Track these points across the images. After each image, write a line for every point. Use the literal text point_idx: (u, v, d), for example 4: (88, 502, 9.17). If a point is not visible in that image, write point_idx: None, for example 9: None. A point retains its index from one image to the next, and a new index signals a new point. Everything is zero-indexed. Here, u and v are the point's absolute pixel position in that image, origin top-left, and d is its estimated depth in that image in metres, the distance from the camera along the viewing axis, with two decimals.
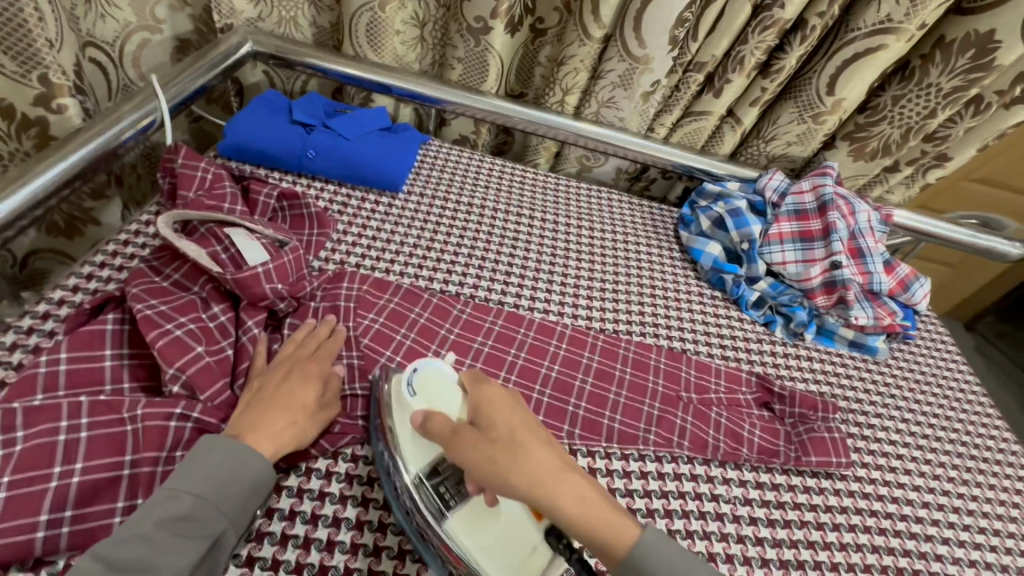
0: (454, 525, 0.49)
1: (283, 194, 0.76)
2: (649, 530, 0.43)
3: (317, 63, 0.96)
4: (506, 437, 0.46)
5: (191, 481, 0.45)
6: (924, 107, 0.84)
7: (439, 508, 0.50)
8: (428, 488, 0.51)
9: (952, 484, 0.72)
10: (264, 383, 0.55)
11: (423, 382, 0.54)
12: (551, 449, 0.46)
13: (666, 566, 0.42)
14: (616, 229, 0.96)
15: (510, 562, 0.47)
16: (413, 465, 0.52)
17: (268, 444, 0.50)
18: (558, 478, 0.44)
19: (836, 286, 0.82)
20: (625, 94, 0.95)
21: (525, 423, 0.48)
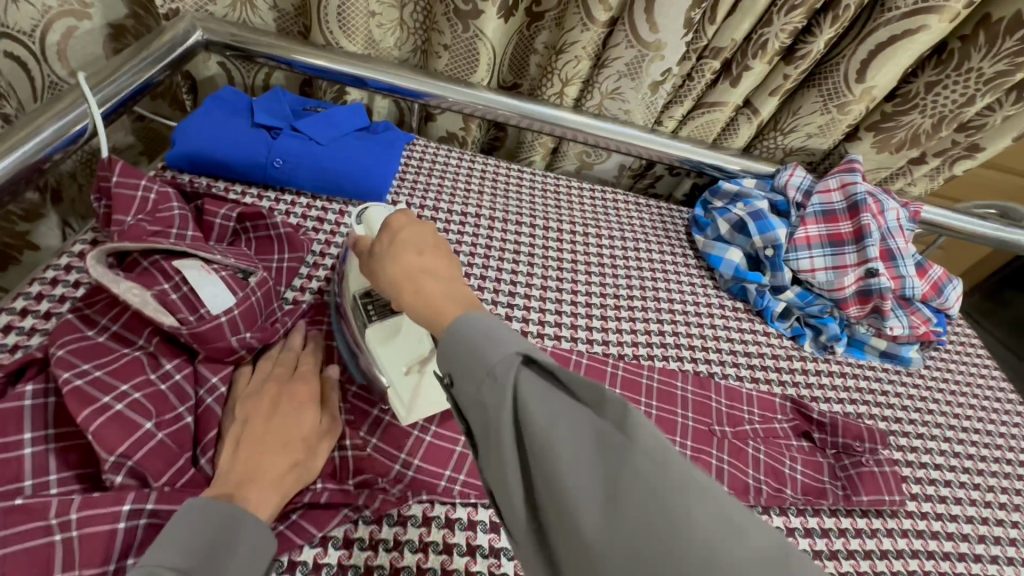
0: (371, 336, 0.52)
1: (243, 214, 0.63)
2: (479, 314, 0.37)
3: (281, 54, 0.84)
4: (386, 242, 0.46)
5: (175, 553, 0.36)
6: (960, 95, 0.77)
7: (363, 321, 0.53)
8: (359, 303, 0.54)
9: (1004, 510, 0.66)
10: (249, 414, 0.47)
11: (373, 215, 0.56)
12: (428, 255, 0.44)
13: (469, 334, 0.35)
14: (626, 235, 0.86)
15: (406, 359, 0.51)
16: (350, 286, 0.55)
17: (271, 492, 0.43)
18: (411, 276, 0.42)
19: (872, 295, 0.75)
20: (632, 85, 0.85)
21: (415, 233, 0.46)
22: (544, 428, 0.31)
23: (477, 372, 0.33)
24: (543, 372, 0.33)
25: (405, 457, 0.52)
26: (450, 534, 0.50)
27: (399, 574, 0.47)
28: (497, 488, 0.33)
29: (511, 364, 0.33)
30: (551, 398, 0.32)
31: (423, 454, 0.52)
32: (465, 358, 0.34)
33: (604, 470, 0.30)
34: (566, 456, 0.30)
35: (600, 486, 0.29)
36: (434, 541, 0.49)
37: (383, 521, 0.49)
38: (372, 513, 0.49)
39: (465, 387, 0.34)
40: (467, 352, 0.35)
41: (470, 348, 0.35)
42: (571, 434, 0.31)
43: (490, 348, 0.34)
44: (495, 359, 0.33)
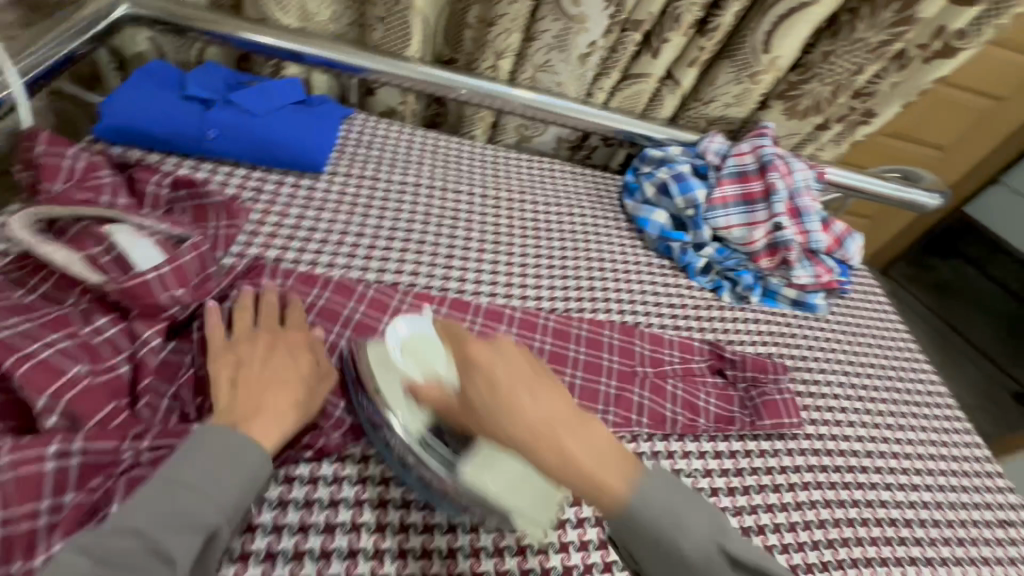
0: (468, 472, 0.48)
1: (176, 181, 0.65)
2: (655, 478, 0.42)
3: (214, 29, 0.83)
4: (482, 389, 0.41)
5: (184, 473, 0.42)
6: (853, 63, 0.86)
7: (446, 459, 0.50)
8: (432, 447, 0.51)
9: (890, 430, 0.75)
10: (243, 357, 0.52)
11: (411, 347, 0.53)
12: (549, 401, 0.41)
13: (659, 518, 0.40)
14: (561, 202, 0.91)
15: (524, 494, 0.48)
16: (409, 420, 0.51)
17: (273, 428, 0.48)
18: (551, 435, 0.40)
19: (779, 248, 0.83)
20: (562, 57, 0.89)
21: (511, 366, 0.42)
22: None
23: (671, 561, 0.40)
24: (742, 566, 0.40)
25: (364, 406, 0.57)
26: (387, 471, 0.57)
27: (337, 505, 0.54)
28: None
29: (711, 555, 0.40)
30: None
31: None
32: (655, 546, 0.40)
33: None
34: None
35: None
36: (372, 476, 0.56)
37: (322, 460, 0.56)
38: (311, 454, 0.55)
39: (657, 564, 0.41)
40: (658, 535, 0.40)
41: (660, 532, 0.40)
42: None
43: (685, 536, 0.40)
44: (694, 554, 0.40)
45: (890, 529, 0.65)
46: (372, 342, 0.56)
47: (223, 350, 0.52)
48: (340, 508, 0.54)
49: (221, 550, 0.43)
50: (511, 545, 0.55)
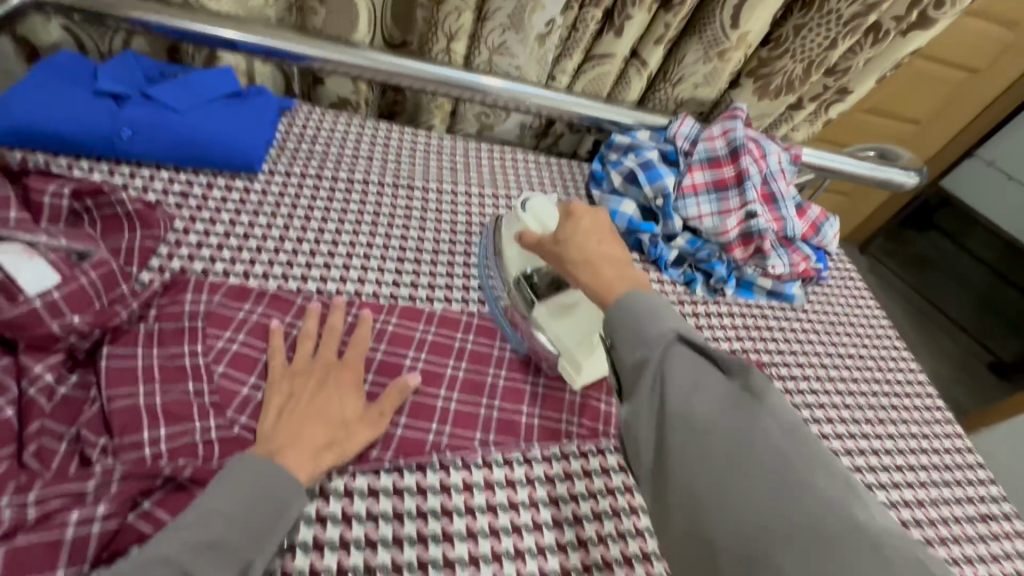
0: (539, 311, 0.60)
1: (78, 190, 0.58)
2: (648, 294, 0.48)
3: (129, 15, 0.75)
4: (571, 228, 0.56)
5: (222, 503, 0.41)
6: (825, 38, 0.81)
7: (529, 301, 0.62)
8: (522, 286, 0.63)
9: (869, 425, 0.72)
10: (296, 389, 0.51)
11: (535, 204, 0.66)
12: (609, 247, 0.54)
13: (638, 310, 0.46)
14: (524, 195, 0.86)
15: (577, 336, 0.59)
16: (513, 268, 0.65)
17: (307, 459, 0.46)
18: (595, 261, 0.53)
19: (753, 236, 0.79)
20: (518, 38, 0.83)
21: (595, 222, 0.57)
22: (732, 426, 0.38)
23: (638, 340, 0.44)
24: (692, 347, 0.43)
25: (393, 420, 0.54)
26: (325, 505, 0.48)
27: None
28: (637, 429, 0.41)
29: (670, 338, 0.43)
30: (695, 364, 0.42)
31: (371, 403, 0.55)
32: (628, 329, 0.45)
33: (737, 426, 0.38)
34: (698, 412, 0.39)
35: (727, 449, 0.37)
36: (308, 514, 0.47)
37: None
38: None
39: (623, 348, 0.45)
40: (632, 322, 0.45)
41: (635, 320, 0.45)
42: (712, 385, 0.40)
43: (652, 324, 0.44)
44: (655, 332, 0.44)
45: None
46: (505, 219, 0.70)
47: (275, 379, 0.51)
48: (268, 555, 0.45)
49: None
50: None
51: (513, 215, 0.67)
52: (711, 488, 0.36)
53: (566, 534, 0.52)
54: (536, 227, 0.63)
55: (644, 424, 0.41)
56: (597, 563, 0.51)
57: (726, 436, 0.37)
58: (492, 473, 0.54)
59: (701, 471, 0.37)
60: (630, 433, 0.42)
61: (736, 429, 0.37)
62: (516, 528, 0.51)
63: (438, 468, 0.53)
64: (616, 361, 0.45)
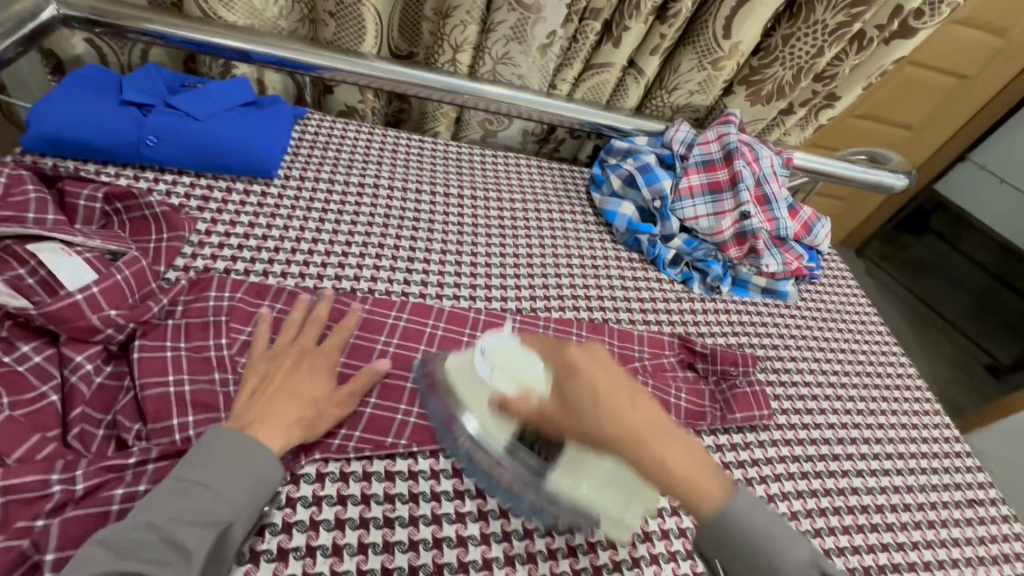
0: (557, 485, 0.47)
1: (110, 194, 0.62)
2: (745, 497, 0.40)
3: (152, 29, 0.79)
4: (583, 398, 0.40)
5: (199, 471, 0.43)
6: (812, 46, 0.85)
7: (536, 468, 0.49)
8: (519, 454, 0.49)
9: (860, 416, 0.75)
10: (272, 369, 0.52)
11: (495, 355, 0.49)
12: (648, 415, 0.40)
13: (755, 532, 0.39)
14: (528, 197, 0.89)
15: (610, 497, 0.48)
16: (497, 434, 0.49)
17: (278, 434, 0.48)
18: (645, 438, 0.39)
19: (747, 236, 0.82)
20: (521, 49, 0.87)
21: (607, 376, 0.41)
22: None
23: None
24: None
25: (405, 408, 0.57)
26: (345, 486, 0.52)
27: (292, 528, 0.49)
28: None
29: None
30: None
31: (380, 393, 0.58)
32: (756, 563, 0.38)
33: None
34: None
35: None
36: (328, 495, 0.51)
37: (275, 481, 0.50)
38: None
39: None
40: (757, 553, 0.38)
41: (757, 549, 0.38)
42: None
43: (784, 560, 0.38)
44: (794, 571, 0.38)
45: (862, 516, 0.65)
46: (452, 358, 0.54)
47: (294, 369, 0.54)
48: (293, 532, 0.49)
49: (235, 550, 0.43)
50: (479, 560, 0.51)
51: (474, 372, 0.50)
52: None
53: None
54: (515, 387, 0.46)
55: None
56: (601, 541, 0.54)
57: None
58: None
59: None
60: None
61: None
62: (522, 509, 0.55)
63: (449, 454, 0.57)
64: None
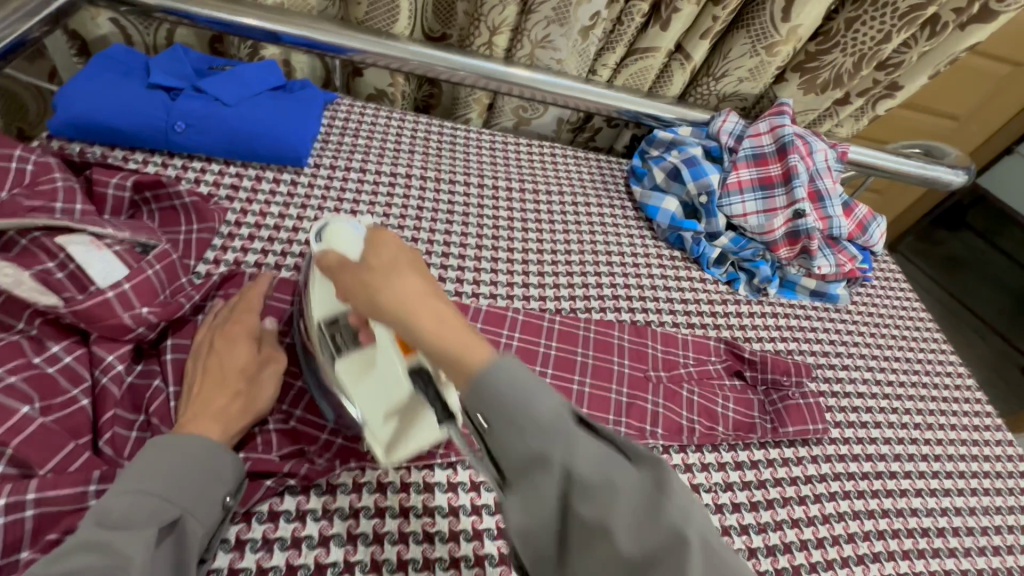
0: (337, 370, 0.45)
1: (140, 182, 0.59)
2: (505, 357, 0.33)
3: (178, 7, 0.75)
4: (380, 260, 0.38)
5: (140, 479, 0.38)
6: (878, 31, 0.79)
7: (330, 354, 0.46)
8: (322, 337, 0.47)
9: (917, 431, 0.71)
10: (193, 361, 0.47)
11: (335, 228, 0.48)
12: (398, 292, 0.36)
13: (513, 385, 0.31)
14: (564, 190, 0.85)
15: (379, 402, 0.44)
16: (314, 309, 0.47)
17: (216, 426, 0.43)
18: (424, 300, 0.35)
19: (800, 236, 0.77)
20: (562, 32, 0.82)
21: (400, 250, 0.39)
22: (597, 486, 0.29)
23: (524, 427, 0.30)
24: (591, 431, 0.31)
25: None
26: (383, 498, 0.48)
27: (328, 542, 0.45)
28: (529, 544, 0.31)
29: (565, 418, 0.31)
30: (596, 452, 0.30)
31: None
32: (509, 415, 0.31)
33: (657, 541, 0.28)
34: (605, 517, 0.29)
35: (642, 567, 0.28)
36: (366, 507, 0.47)
37: (312, 490, 0.47)
38: (299, 484, 0.47)
39: (504, 438, 0.31)
40: (514, 406, 0.31)
41: (512, 401, 0.31)
42: (618, 479, 0.30)
43: (537, 402, 0.31)
44: (548, 417, 0.31)
45: (922, 539, 0.61)
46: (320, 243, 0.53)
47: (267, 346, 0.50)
48: (330, 546, 0.45)
49: (198, 547, 0.39)
50: None
51: (312, 252, 0.49)
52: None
53: None
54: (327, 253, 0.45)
55: (545, 549, 0.31)
56: None
57: (643, 548, 0.28)
58: None
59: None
60: (524, 548, 0.31)
61: (653, 537, 0.28)
62: None
63: None
64: (495, 449, 0.32)
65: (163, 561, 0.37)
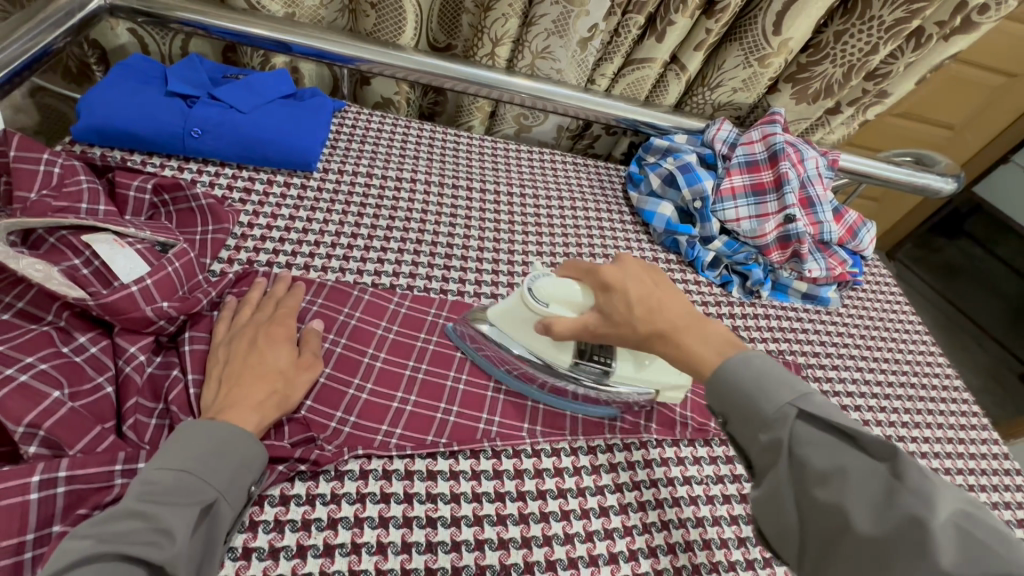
0: (623, 372, 0.55)
1: (159, 185, 0.62)
2: (746, 360, 0.42)
3: (193, 19, 0.78)
4: (622, 300, 0.48)
5: (178, 458, 0.41)
6: (866, 43, 0.82)
7: (602, 373, 0.55)
8: (582, 368, 0.55)
9: (905, 428, 0.73)
10: (231, 354, 0.50)
11: (543, 287, 0.54)
12: (702, 335, 0.45)
13: (746, 384, 0.41)
14: (563, 195, 0.88)
15: (664, 377, 0.55)
16: (564, 358, 0.55)
17: (251, 414, 0.46)
18: (671, 330, 0.46)
19: (791, 241, 0.80)
20: (561, 43, 0.85)
21: (636, 279, 0.49)
22: (823, 469, 0.36)
23: (759, 419, 0.39)
24: (820, 423, 0.38)
25: (445, 407, 0.56)
26: (388, 484, 0.50)
27: (336, 525, 0.47)
28: (774, 519, 0.38)
29: (791, 412, 0.38)
30: (826, 443, 0.37)
31: (419, 391, 0.57)
32: (741, 407, 0.40)
33: (893, 517, 0.33)
34: (839, 496, 0.35)
35: (882, 544, 0.32)
36: (372, 492, 0.49)
37: (320, 476, 0.49)
38: (308, 469, 0.49)
39: (744, 429, 0.41)
40: (745, 399, 0.40)
41: (745, 396, 0.40)
42: (852, 468, 0.35)
43: (766, 399, 0.39)
44: (774, 411, 0.39)
45: None
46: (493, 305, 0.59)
47: (304, 346, 0.54)
48: (338, 528, 0.47)
49: (226, 530, 0.41)
50: (520, 564, 0.49)
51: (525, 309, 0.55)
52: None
53: (612, 521, 0.53)
54: (566, 309, 0.52)
55: (786, 524, 0.37)
56: (643, 549, 0.52)
57: (884, 528, 0.33)
58: (540, 461, 0.55)
59: (858, 561, 0.33)
60: (769, 523, 0.38)
61: (891, 519, 0.32)
62: (565, 514, 0.52)
63: (491, 455, 0.55)
64: (740, 439, 0.41)
65: (197, 541, 0.39)
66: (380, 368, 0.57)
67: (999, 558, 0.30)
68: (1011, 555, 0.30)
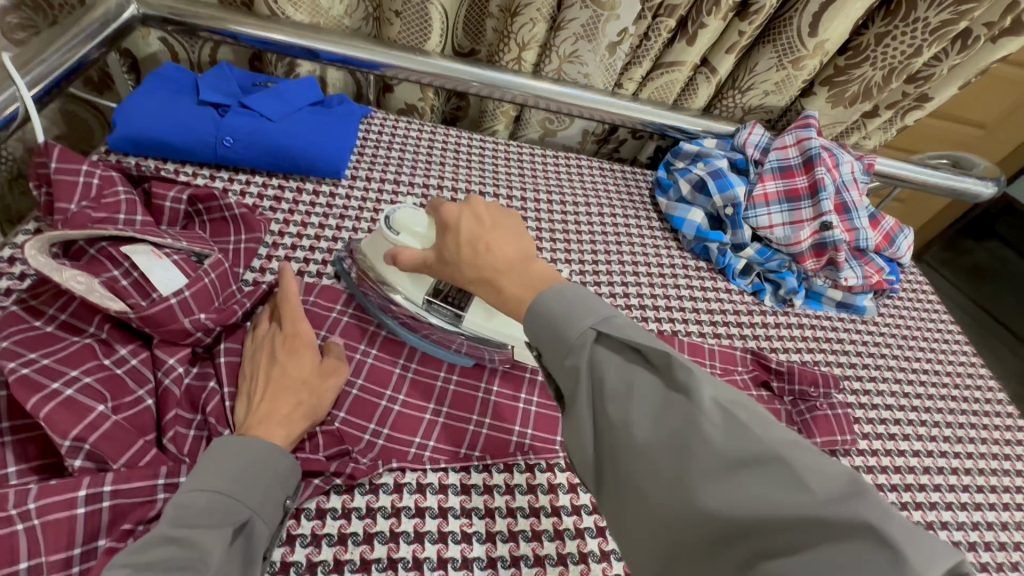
0: (470, 319, 0.55)
1: (194, 195, 0.63)
2: (558, 288, 0.41)
3: (223, 28, 0.79)
4: (450, 248, 0.47)
5: (211, 479, 0.41)
6: (909, 46, 0.79)
7: (452, 315, 0.56)
8: (435, 307, 0.57)
9: (947, 444, 0.71)
10: (255, 369, 0.50)
11: (398, 218, 0.56)
12: (525, 275, 0.43)
13: (551, 312, 0.39)
14: (590, 200, 0.87)
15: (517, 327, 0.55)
16: (414, 295, 0.56)
17: (279, 428, 0.46)
18: (492, 274, 0.44)
19: (826, 248, 0.78)
20: (589, 47, 0.84)
21: (471, 220, 0.47)
22: (615, 389, 0.35)
23: (559, 343, 0.38)
24: (616, 343, 0.37)
25: (477, 419, 0.55)
26: (423, 499, 0.50)
27: (372, 539, 0.47)
28: (573, 443, 0.38)
29: (586, 335, 0.38)
30: (619, 361, 0.36)
31: (452, 402, 0.56)
32: (546, 334, 0.39)
33: (669, 423, 0.33)
34: (625, 411, 0.35)
35: (657, 449, 0.33)
36: (407, 506, 0.49)
37: (356, 490, 0.49)
38: (343, 484, 0.49)
39: (548, 357, 0.39)
40: (550, 327, 0.39)
41: (550, 326, 0.39)
42: (638, 383, 0.35)
43: (568, 325, 0.38)
44: (575, 335, 0.38)
45: None
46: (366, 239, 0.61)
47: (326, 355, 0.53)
48: (374, 543, 0.47)
49: (263, 546, 0.41)
50: None
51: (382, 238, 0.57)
52: (647, 497, 0.33)
53: None
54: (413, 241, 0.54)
55: (582, 446, 0.37)
56: None
57: (660, 433, 0.33)
58: (574, 475, 0.54)
59: (639, 469, 0.33)
60: (571, 448, 0.38)
61: (668, 426, 0.33)
62: (600, 530, 0.51)
63: (524, 469, 0.54)
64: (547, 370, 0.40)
65: (235, 559, 0.39)
66: (411, 380, 0.56)
67: (753, 439, 0.31)
68: (765, 435, 0.31)
